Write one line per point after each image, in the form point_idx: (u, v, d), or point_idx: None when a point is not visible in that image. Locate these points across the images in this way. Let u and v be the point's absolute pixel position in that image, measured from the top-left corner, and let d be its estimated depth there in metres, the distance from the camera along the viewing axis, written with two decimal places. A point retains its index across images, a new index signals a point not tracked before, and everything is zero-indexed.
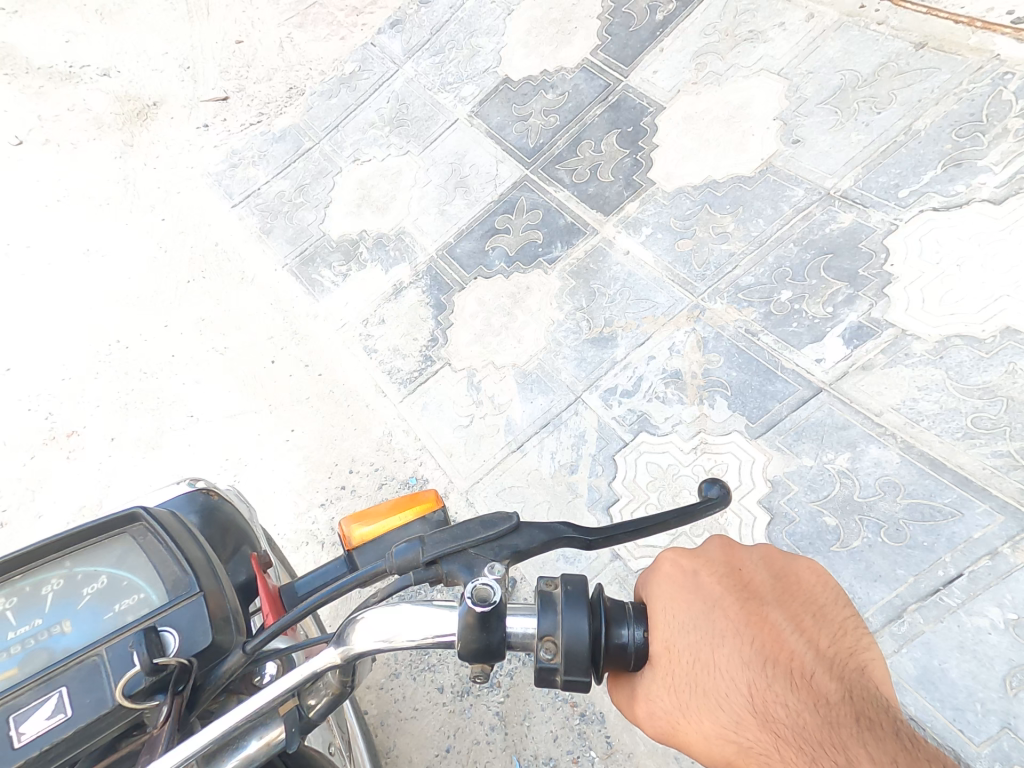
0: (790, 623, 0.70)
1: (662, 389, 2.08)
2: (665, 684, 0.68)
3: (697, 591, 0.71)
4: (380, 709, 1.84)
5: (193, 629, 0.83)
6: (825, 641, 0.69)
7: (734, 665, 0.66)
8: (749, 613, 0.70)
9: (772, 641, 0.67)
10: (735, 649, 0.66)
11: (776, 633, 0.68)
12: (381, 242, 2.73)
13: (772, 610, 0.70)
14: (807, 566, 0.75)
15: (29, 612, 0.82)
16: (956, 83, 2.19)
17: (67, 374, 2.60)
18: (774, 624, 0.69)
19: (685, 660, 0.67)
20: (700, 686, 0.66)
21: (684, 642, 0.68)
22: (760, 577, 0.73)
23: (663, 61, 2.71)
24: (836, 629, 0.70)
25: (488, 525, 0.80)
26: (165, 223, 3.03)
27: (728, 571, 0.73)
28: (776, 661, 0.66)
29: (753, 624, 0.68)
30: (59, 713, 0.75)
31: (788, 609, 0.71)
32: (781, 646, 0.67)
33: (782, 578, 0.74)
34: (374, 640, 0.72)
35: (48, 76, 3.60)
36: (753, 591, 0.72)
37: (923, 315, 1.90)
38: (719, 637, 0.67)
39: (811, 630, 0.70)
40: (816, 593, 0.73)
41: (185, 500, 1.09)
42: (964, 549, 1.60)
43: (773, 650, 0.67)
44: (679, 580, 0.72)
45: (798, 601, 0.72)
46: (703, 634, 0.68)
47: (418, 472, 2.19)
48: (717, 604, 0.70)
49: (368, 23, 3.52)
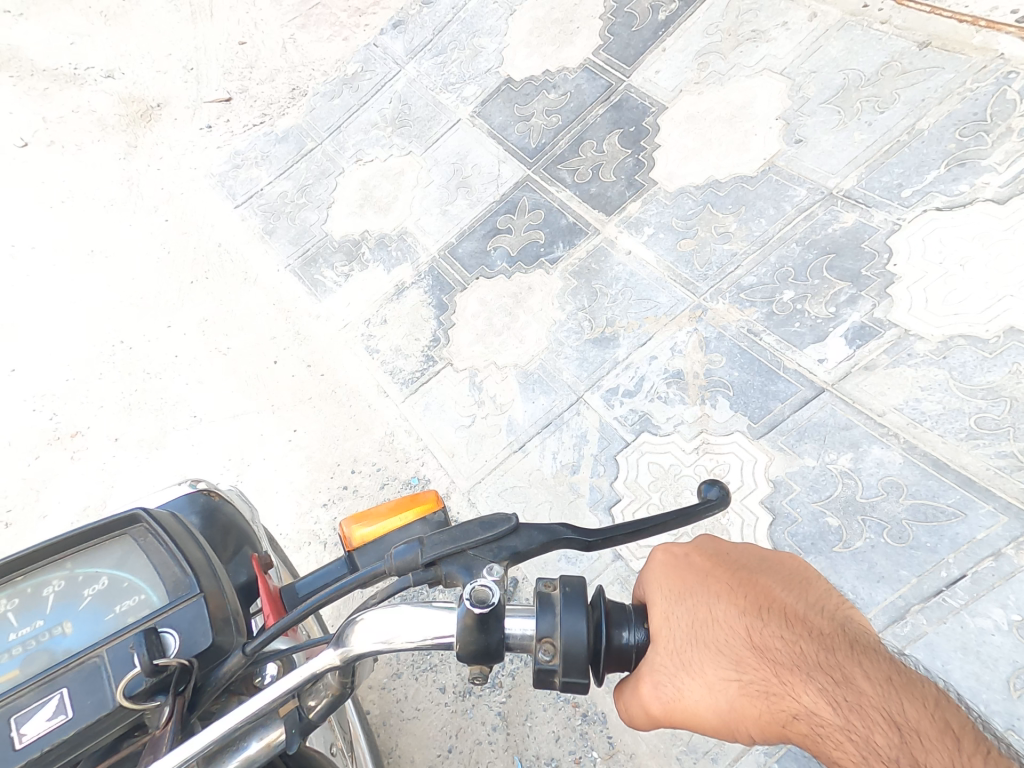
0: (779, 585, 0.74)
1: (664, 389, 2.08)
2: (665, 652, 0.67)
3: (689, 565, 0.75)
4: (382, 709, 1.84)
5: (193, 630, 0.83)
6: (811, 598, 0.74)
7: (730, 614, 0.69)
8: (739, 577, 0.74)
9: (763, 594, 0.71)
10: (729, 602, 0.70)
11: (765, 589, 0.72)
12: (383, 243, 2.73)
13: (760, 576, 0.75)
14: (787, 552, 0.80)
15: (30, 613, 0.83)
16: (960, 81, 2.18)
17: (70, 375, 2.61)
18: (763, 583, 0.73)
19: (682, 622, 0.69)
20: (700, 640, 0.67)
21: (680, 608, 0.69)
22: (747, 555, 0.78)
23: (665, 61, 2.70)
24: (819, 592, 0.75)
25: (487, 526, 0.80)
26: (168, 224, 3.03)
27: (716, 551, 0.78)
28: (768, 608, 0.70)
29: (744, 584, 0.73)
30: (60, 714, 0.75)
31: (775, 575, 0.76)
32: (771, 598, 0.71)
33: (769, 558, 0.78)
34: (374, 641, 0.72)
35: (53, 77, 3.61)
36: (740, 564, 0.76)
37: (927, 314, 1.90)
38: (714, 595, 0.70)
39: (797, 589, 0.74)
40: (798, 568, 0.78)
41: (186, 500, 1.09)
42: (968, 550, 1.60)
43: (765, 600, 0.71)
44: (671, 558, 0.75)
45: (784, 571, 0.77)
46: (698, 594, 0.71)
47: (419, 472, 2.19)
48: (709, 572, 0.74)
49: (370, 23, 3.52)
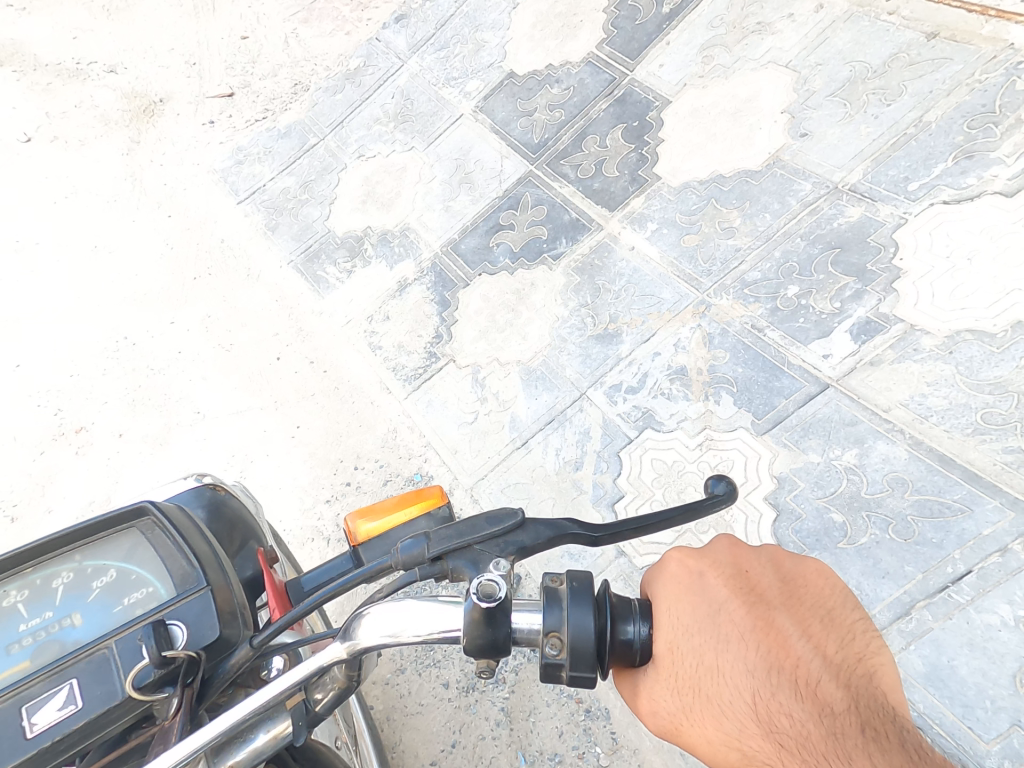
0: (798, 629, 0.67)
1: (668, 385, 2.07)
2: (669, 683, 0.67)
3: (702, 595, 0.69)
4: (385, 704, 1.84)
5: (201, 623, 0.83)
6: (833, 646, 0.67)
7: (739, 671, 0.64)
8: (755, 617, 0.68)
9: (778, 647, 0.66)
10: (740, 655, 0.65)
11: (782, 639, 0.66)
12: (385, 239, 2.72)
13: (778, 614, 0.68)
14: (815, 567, 0.73)
15: (39, 605, 0.82)
16: (968, 73, 2.16)
17: (74, 371, 2.61)
18: (780, 630, 0.67)
19: (688, 663, 0.66)
20: (704, 691, 0.64)
21: (687, 643, 0.67)
22: (769, 579, 0.71)
23: (670, 54, 2.69)
24: (845, 633, 0.68)
25: (494, 520, 0.80)
26: (171, 220, 3.03)
27: (734, 572, 0.71)
28: (781, 669, 0.64)
29: (759, 630, 0.67)
30: (70, 705, 0.75)
31: (796, 613, 0.69)
32: (787, 652, 0.65)
33: (792, 583, 0.71)
34: (380, 635, 0.71)
35: (55, 73, 3.60)
36: (759, 595, 0.70)
37: (933, 309, 1.89)
38: (723, 642, 0.66)
39: (819, 634, 0.67)
40: (825, 596, 0.71)
41: (192, 494, 1.09)
42: (975, 546, 1.59)
43: (779, 657, 0.65)
44: (685, 582, 0.70)
45: (807, 605, 0.70)
46: (707, 638, 0.66)
47: (422, 468, 2.18)
48: (722, 608, 0.68)
49: (373, 18, 3.50)
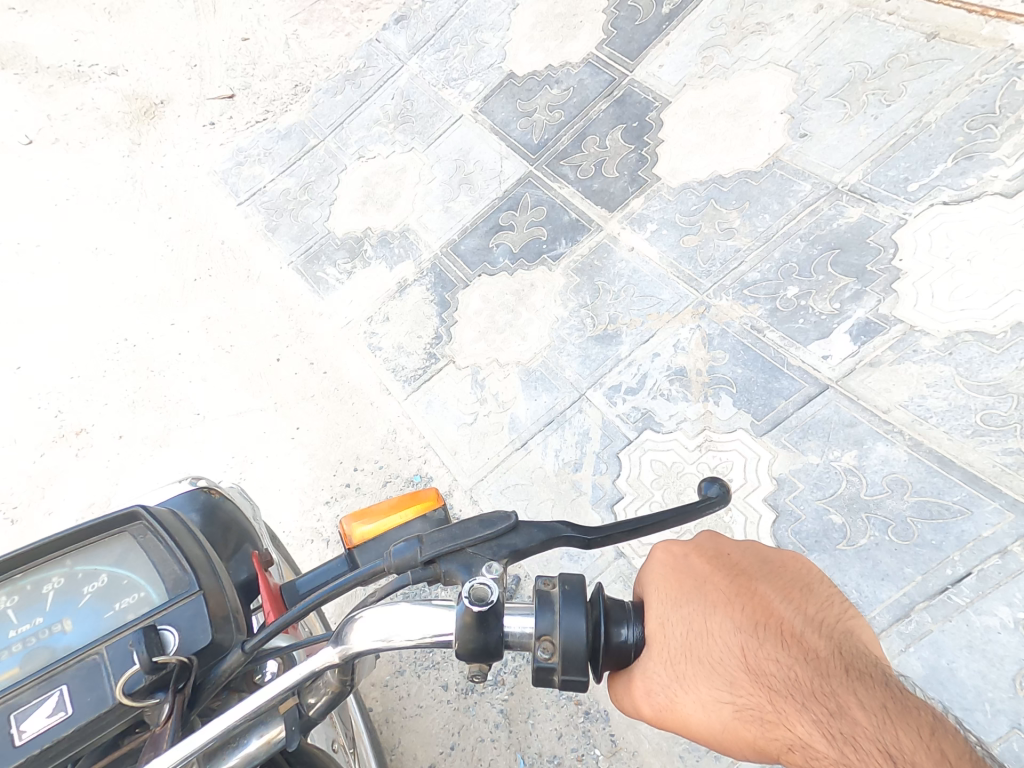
0: (780, 594, 0.69)
1: (666, 386, 2.06)
2: (660, 659, 0.65)
3: (686, 571, 0.70)
4: (385, 706, 1.84)
5: (193, 627, 0.83)
6: (813, 605, 0.68)
7: (726, 629, 0.64)
8: (738, 585, 0.68)
9: (761, 607, 0.66)
10: (726, 615, 0.65)
11: (765, 601, 0.67)
12: (385, 241, 2.72)
13: (760, 581, 0.69)
14: (791, 553, 0.74)
15: (30, 611, 0.82)
16: (968, 74, 2.16)
17: (75, 373, 2.61)
18: (762, 593, 0.68)
19: (678, 633, 0.66)
20: (694, 654, 0.64)
21: (676, 615, 0.66)
22: (749, 558, 0.72)
23: (670, 55, 2.68)
24: (823, 594, 0.70)
25: (486, 524, 0.79)
26: (172, 222, 3.03)
27: (716, 553, 0.72)
28: (767, 623, 0.65)
29: (743, 593, 0.67)
30: (60, 711, 0.74)
31: (776, 581, 0.70)
32: (771, 611, 0.66)
33: (772, 561, 0.72)
34: (372, 640, 0.71)
35: (57, 75, 3.60)
36: (741, 568, 0.71)
37: (932, 311, 1.88)
38: (710, 607, 0.66)
39: (800, 599, 0.69)
40: (802, 574, 0.72)
41: (186, 498, 1.08)
42: (974, 547, 1.58)
43: (763, 614, 0.66)
44: (670, 563, 0.71)
45: (787, 577, 0.71)
46: (694, 606, 0.66)
47: (421, 470, 2.18)
48: (707, 579, 0.69)
49: (372, 19, 3.50)
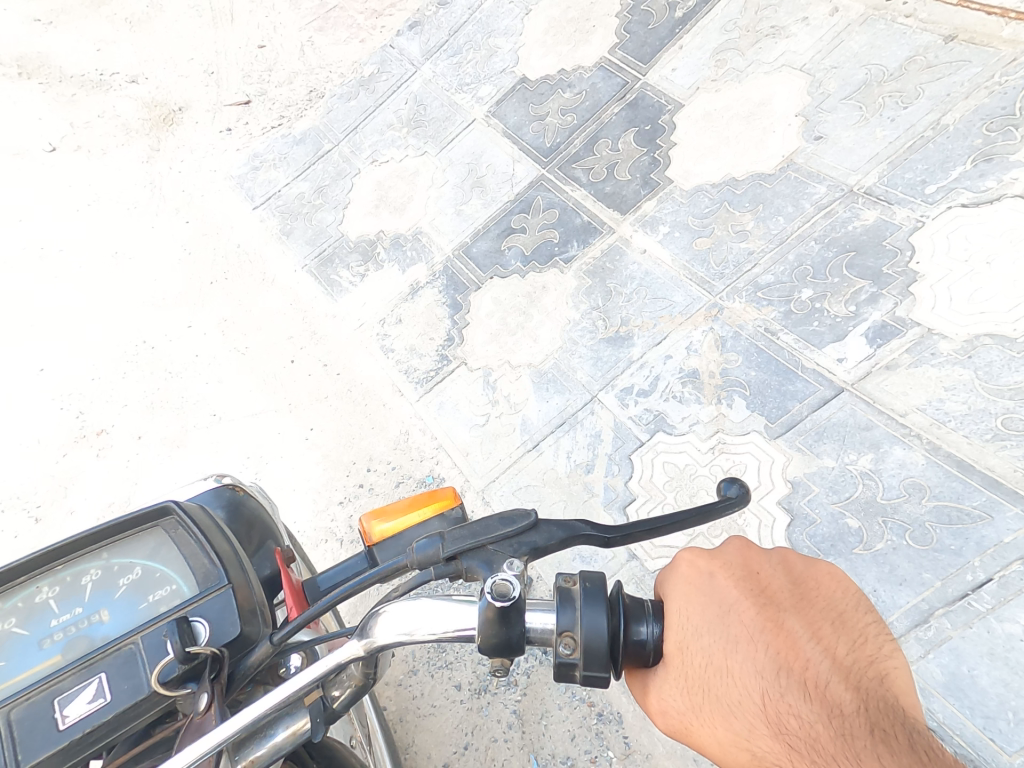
0: (809, 632, 0.67)
1: (680, 388, 2.07)
2: (678, 684, 0.67)
3: (711, 594, 0.70)
4: (398, 705, 1.85)
5: (222, 619, 0.84)
6: (843, 649, 0.67)
7: (748, 673, 0.64)
8: (765, 619, 0.67)
9: (787, 650, 0.65)
10: (749, 656, 0.64)
11: (791, 641, 0.66)
12: (398, 242, 2.74)
13: (789, 617, 0.68)
14: (826, 570, 0.72)
15: (69, 600, 0.84)
16: (986, 76, 2.15)
17: (94, 374, 2.65)
18: (791, 631, 0.67)
19: (698, 663, 0.66)
20: (712, 691, 0.64)
21: (697, 644, 0.67)
22: (781, 583, 0.71)
23: (682, 59, 2.69)
24: (857, 636, 0.68)
25: (507, 521, 0.81)
26: (189, 225, 3.07)
27: (745, 574, 0.71)
28: (791, 671, 0.64)
29: (769, 631, 0.66)
30: (99, 698, 0.76)
31: (806, 615, 0.69)
32: (797, 655, 0.65)
33: (804, 586, 0.71)
34: (395, 634, 0.72)
35: (80, 84, 3.66)
36: (770, 596, 0.70)
37: (951, 313, 1.88)
38: (733, 643, 0.66)
39: (830, 638, 0.67)
40: (837, 600, 0.70)
41: (212, 494, 1.11)
42: (996, 552, 1.58)
43: (789, 658, 0.65)
44: (693, 581, 0.71)
45: (818, 608, 0.69)
46: (716, 639, 0.66)
47: (434, 470, 2.20)
48: (732, 609, 0.68)
49: (387, 25, 3.54)
